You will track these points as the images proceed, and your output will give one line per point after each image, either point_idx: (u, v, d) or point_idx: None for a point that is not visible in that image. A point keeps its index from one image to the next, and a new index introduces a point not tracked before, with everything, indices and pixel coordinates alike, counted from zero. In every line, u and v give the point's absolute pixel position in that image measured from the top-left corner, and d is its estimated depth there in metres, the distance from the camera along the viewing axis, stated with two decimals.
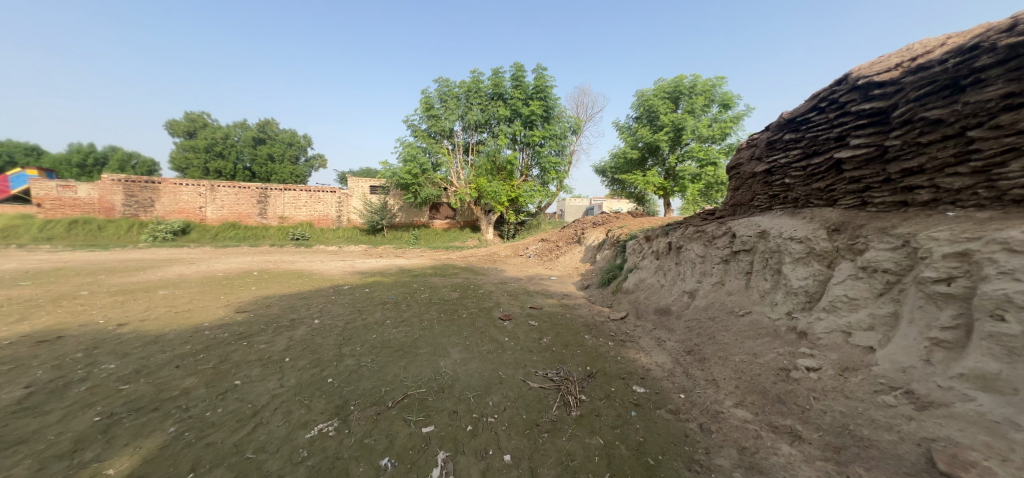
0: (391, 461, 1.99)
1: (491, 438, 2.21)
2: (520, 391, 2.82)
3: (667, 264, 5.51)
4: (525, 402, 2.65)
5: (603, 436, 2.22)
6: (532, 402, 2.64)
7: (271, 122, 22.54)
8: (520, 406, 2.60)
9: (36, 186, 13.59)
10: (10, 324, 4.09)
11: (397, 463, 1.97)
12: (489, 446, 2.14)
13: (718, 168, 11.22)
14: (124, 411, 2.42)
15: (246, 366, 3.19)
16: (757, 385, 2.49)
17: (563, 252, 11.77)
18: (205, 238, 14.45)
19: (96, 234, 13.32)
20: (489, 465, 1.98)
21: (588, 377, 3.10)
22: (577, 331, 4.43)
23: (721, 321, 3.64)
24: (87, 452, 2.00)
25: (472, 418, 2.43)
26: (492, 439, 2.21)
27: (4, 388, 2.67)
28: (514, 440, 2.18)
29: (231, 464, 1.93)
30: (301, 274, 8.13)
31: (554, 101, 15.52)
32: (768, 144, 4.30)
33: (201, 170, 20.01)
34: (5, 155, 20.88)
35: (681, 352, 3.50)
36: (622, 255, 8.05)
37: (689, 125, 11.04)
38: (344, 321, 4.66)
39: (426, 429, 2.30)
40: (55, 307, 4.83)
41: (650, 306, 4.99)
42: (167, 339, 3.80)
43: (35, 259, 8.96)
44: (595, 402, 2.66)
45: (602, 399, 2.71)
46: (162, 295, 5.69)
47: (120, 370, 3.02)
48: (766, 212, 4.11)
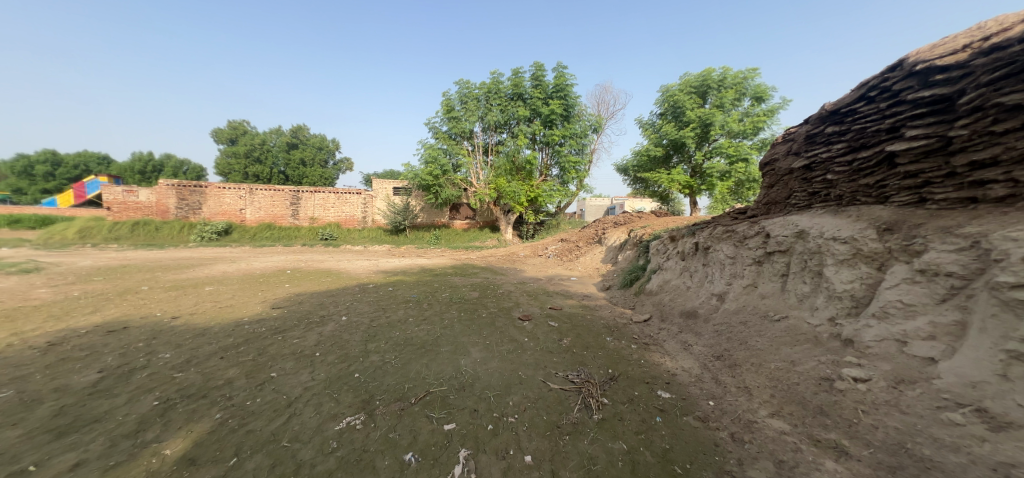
0: (415, 456, 2.04)
1: (512, 438, 2.21)
2: (541, 392, 2.81)
3: (693, 266, 5.32)
4: (545, 403, 2.63)
5: (626, 441, 2.17)
6: (553, 404, 2.62)
7: (303, 128, 23.73)
8: (541, 407, 2.58)
9: (107, 190, 14.89)
10: (85, 314, 4.55)
11: (420, 458, 2.02)
12: (510, 446, 2.14)
13: (750, 164, 10.64)
14: (177, 397, 2.62)
15: (281, 360, 3.36)
16: (796, 395, 2.35)
17: (583, 252, 11.65)
18: (245, 238, 15.41)
19: (154, 234, 14.57)
20: (510, 465, 1.98)
21: (611, 380, 3.04)
22: (598, 333, 4.35)
23: (753, 326, 3.48)
24: (147, 433, 2.18)
25: (493, 417, 2.45)
26: (514, 439, 2.21)
27: (81, 372, 2.98)
28: (535, 441, 2.18)
29: (269, 451, 2.05)
30: (331, 273, 8.48)
31: (574, 100, 15.36)
32: (807, 137, 4.04)
33: (241, 174, 21.40)
34: (82, 165, 23.37)
35: (710, 357, 3.36)
36: (645, 255, 7.85)
37: (718, 120, 10.55)
38: (369, 318, 4.82)
39: (447, 426, 2.34)
40: (121, 300, 5.33)
41: (675, 309, 4.83)
42: (211, 331, 4.07)
43: (104, 257, 9.94)
44: (618, 406, 2.61)
45: (625, 403, 2.65)
46: (209, 291, 6.12)
47: (174, 359, 3.28)
48: (805, 211, 3.87)
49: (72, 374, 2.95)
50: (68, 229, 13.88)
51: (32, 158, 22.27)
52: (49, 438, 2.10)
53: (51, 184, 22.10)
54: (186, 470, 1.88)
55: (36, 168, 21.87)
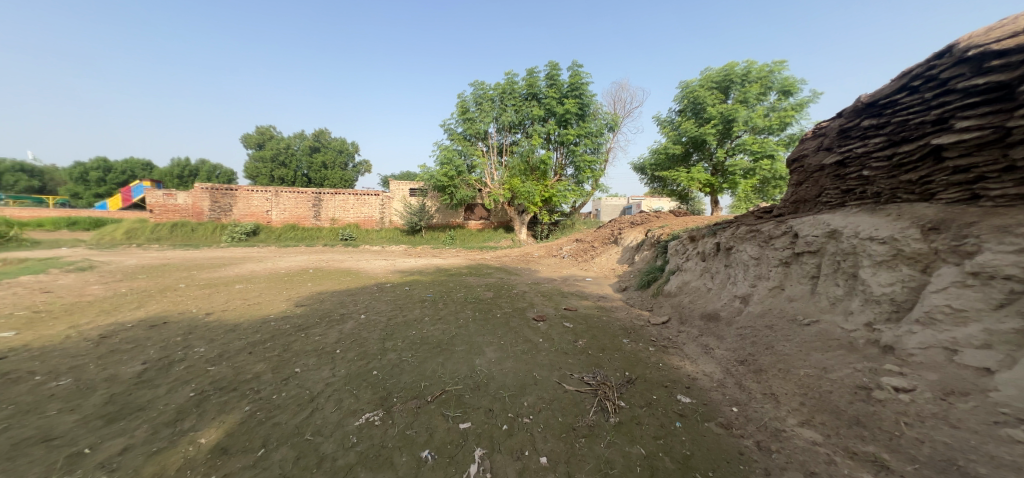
0: (431, 454, 2.05)
1: (528, 439, 2.20)
2: (556, 393, 2.78)
3: (715, 267, 5.15)
4: (560, 405, 2.61)
5: (644, 446, 2.12)
6: (568, 405, 2.59)
7: (324, 132, 24.52)
8: (556, 408, 2.56)
9: (148, 195, 15.79)
10: (131, 309, 4.88)
11: (436, 456, 2.04)
12: (525, 447, 2.13)
13: (776, 161, 10.19)
14: (211, 389, 2.76)
15: (304, 356, 3.47)
16: (828, 404, 2.23)
17: (598, 253, 11.50)
18: (271, 238, 16.08)
19: (190, 235, 15.45)
20: (526, 466, 1.97)
21: (627, 383, 2.98)
22: (614, 334, 4.28)
23: (781, 330, 3.32)
24: (184, 422, 2.30)
25: (508, 417, 2.44)
26: (529, 439, 2.20)
27: (128, 363, 3.18)
28: (551, 443, 2.16)
29: (293, 444, 2.12)
30: (350, 272, 8.72)
31: (590, 99, 15.19)
32: (841, 132, 3.84)
33: (268, 177, 22.34)
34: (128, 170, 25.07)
35: (733, 361, 3.24)
36: (662, 256, 7.66)
37: (742, 115, 10.16)
38: (386, 317, 4.91)
39: (463, 425, 2.35)
40: (161, 296, 5.68)
41: (695, 311, 4.68)
42: (241, 328, 4.26)
43: (147, 256, 10.63)
44: (636, 410, 2.55)
45: (643, 407, 2.59)
46: (238, 289, 6.43)
47: (208, 353, 3.45)
48: (837, 209, 3.68)
49: (120, 364, 3.15)
50: (116, 230, 14.96)
51: (86, 165, 24.09)
52: (101, 423, 2.25)
53: (102, 188, 23.85)
54: (220, 458, 1.97)
55: (90, 174, 23.64)
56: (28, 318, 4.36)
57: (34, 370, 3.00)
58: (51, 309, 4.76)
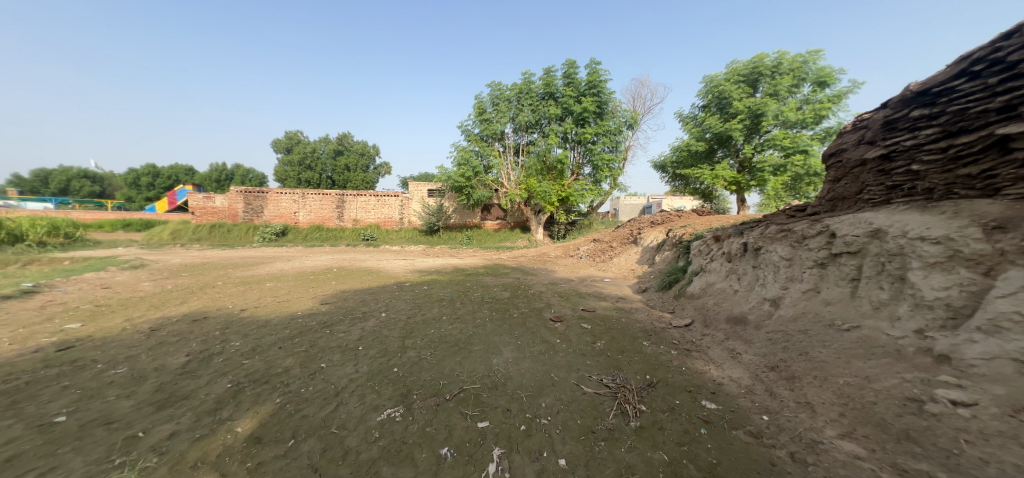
0: (451, 451, 2.07)
1: (546, 440, 2.17)
2: (575, 395, 2.74)
3: (742, 268, 4.93)
4: (579, 407, 2.56)
5: (667, 452, 2.05)
6: (587, 408, 2.54)
7: (347, 136, 25.34)
8: (574, 410, 2.52)
9: (191, 198, 16.87)
10: (176, 305, 5.22)
11: (455, 454, 2.05)
12: (544, 448, 2.11)
13: (811, 156, 9.61)
14: (246, 381, 2.90)
15: (329, 352, 3.59)
16: (872, 416, 2.08)
17: (617, 253, 11.27)
18: (298, 238, 16.80)
19: (227, 235, 16.39)
20: (544, 467, 1.94)
21: (649, 386, 2.89)
22: (634, 337, 4.17)
23: (817, 336, 3.13)
24: (222, 411, 2.43)
25: (526, 417, 2.42)
26: (547, 441, 2.17)
27: (173, 354, 3.40)
28: (570, 445, 2.13)
29: (320, 436, 2.19)
30: (371, 272, 8.96)
31: (608, 96, 14.93)
32: (886, 124, 3.58)
33: (295, 180, 23.35)
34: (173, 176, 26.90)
35: (762, 367, 3.09)
36: (684, 256, 7.41)
37: (772, 109, 9.67)
38: (406, 315, 5.00)
39: (481, 424, 2.35)
40: (202, 293, 6.05)
41: (720, 314, 4.50)
42: (271, 324, 4.46)
43: (190, 256, 11.16)
44: (657, 415, 2.46)
45: (666, 412, 2.50)
46: (269, 286, 6.75)
47: (242, 347, 3.64)
48: (882, 207, 3.42)
49: (168, 355, 3.37)
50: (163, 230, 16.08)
51: (138, 171, 26.03)
52: (152, 410, 2.43)
53: (152, 193, 25.70)
54: (254, 447, 2.07)
55: (142, 179, 25.55)
56: (90, 310, 4.77)
57: (96, 358, 3.27)
58: (108, 303, 5.17)
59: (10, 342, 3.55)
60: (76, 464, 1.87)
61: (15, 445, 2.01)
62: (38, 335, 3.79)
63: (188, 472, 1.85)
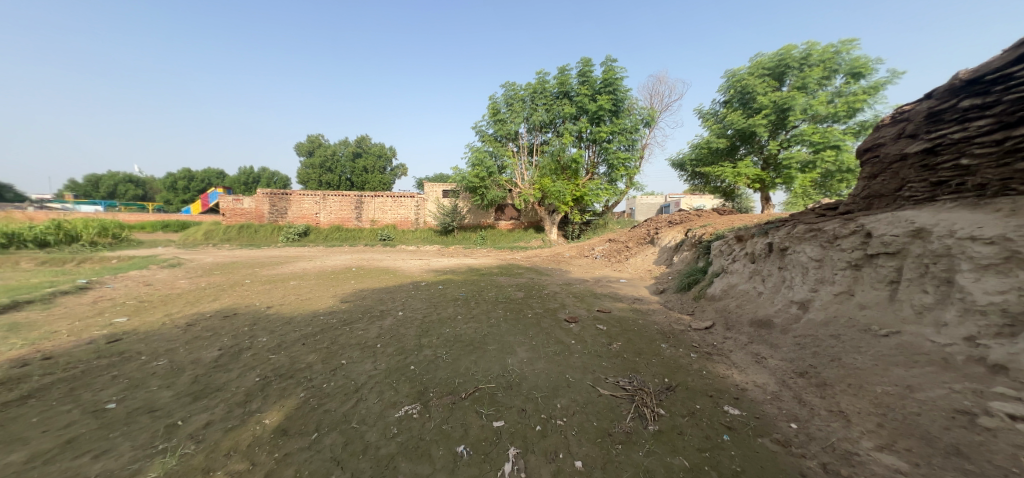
0: (467, 449, 2.08)
1: (562, 441, 2.15)
2: (591, 397, 2.70)
3: (767, 269, 4.74)
4: (595, 409, 2.52)
5: (687, 457, 1.99)
6: (603, 410, 2.50)
7: (366, 138, 26.01)
8: (590, 412, 2.48)
9: (222, 200, 17.73)
10: (209, 301, 5.50)
11: (471, 452, 2.06)
12: (559, 449, 2.09)
13: (843, 151, 9.08)
14: (272, 375, 3.01)
15: (349, 349, 3.69)
16: (915, 428, 1.94)
17: (633, 253, 11.06)
18: (319, 238, 17.36)
19: (254, 235, 17.13)
20: (560, 468, 1.93)
21: (667, 390, 2.82)
22: (652, 338, 4.08)
23: (851, 341, 2.96)
24: (251, 403, 2.53)
25: (541, 418, 2.41)
26: (563, 442, 2.15)
27: (207, 348, 3.58)
28: (586, 447, 2.10)
29: (342, 430, 2.25)
30: (388, 271, 9.15)
31: (624, 94, 14.69)
32: (930, 115, 3.36)
33: (316, 182, 24.15)
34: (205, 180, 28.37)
35: (790, 372, 2.96)
36: (704, 257, 7.19)
37: (800, 103, 9.22)
38: (421, 314, 5.07)
39: (496, 423, 2.35)
40: (232, 290, 6.35)
41: (743, 317, 4.34)
42: (295, 321, 4.63)
43: (221, 256, 11.30)
44: (677, 419, 2.40)
45: (685, 416, 2.43)
46: (292, 285, 7.01)
47: (269, 343, 3.78)
48: (925, 204, 3.21)
49: (202, 349, 3.56)
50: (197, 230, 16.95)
51: (176, 175, 27.63)
52: (189, 400, 2.56)
53: (188, 196, 27.24)
54: (281, 439, 2.14)
55: (179, 183, 27.12)
56: (134, 306, 5.09)
57: (140, 350, 3.48)
58: (149, 299, 5.51)
59: (67, 334, 3.84)
60: (124, 449, 2.00)
61: (71, 428, 2.17)
62: (90, 327, 4.09)
63: (220, 460, 1.94)
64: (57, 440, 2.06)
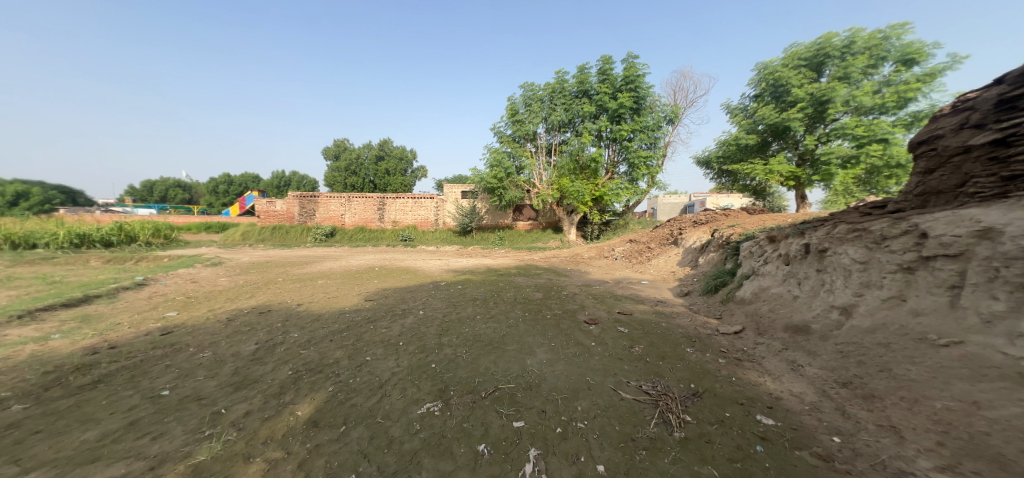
0: (488, 448, 2.09)
1: (583, 445, 2.11)
2: (613, 400, 2.63)
3: (803, 271, 4.47)
4: (617, 413, 2.46)
5: (717, 467, 1.90)
6: (626, 414, 2.43)
7: (388, 141, 26.78)
8: (612, 416, 2.42)
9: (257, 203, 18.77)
10: (245, 298, 5.83)
11: (492, 451, 2.06)
12: (581, 452, 2.05)
13: (891, 145, 8.35)
14: (303, 369, 3.14)
15: (374, 346, 3.80)
16: (984, 448, 1.76)
17: (656, 254, 10.75)
18: (345, 239, 18.01)
19: (285, 236, 17.98)
20: (582, 472, 1.89)
21: (694, 396, 2.71)
22: (676, 342, 3.94)
23: (904, 351, 2.73)
24: (285, 395, 2.66)
25: (562, 420, 2.37)
26: (584, 445, 2.11)
27: (245, 342, 3.79)
28: (608, 451, 2.05)
29: (367, 424, 2.31)
30: (409, 271, 9.36)
31: (646, 91, 14.32)
32: (1002, 102, 3.05)
33: (342, 185, 25.08)
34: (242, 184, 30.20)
35: (831, 382, 2.76)
36: (733, 258, 6.87)
37: (842, 95, 8.60)
38: (441, 313, 5.14)
39: (517, 423, 2.34)
40: (265, 288, 6.71)
41: (776, 322, 4.11)
42: (323, 318, 4.81)
43: (252, 256, 12.00)
44: (705, 427, 2.29)
45: (714, 424, 2.32)
46: (319, 283, 7.30)
47: (299, 339, 3.95)
48: (994, 201, 2.90)
49: (241, 343, 3.77)
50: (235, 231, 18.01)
51: (217, 180, 29.57)
52: (231, 390, 2.72)
53: (228, 199, 29.13)
54: (312, 430, 2.23)
55: (219, 187, 29.01)
56: (182, 301, 5.48)
57: (188, 342, 3.74)
58: (194, 295, 5.91)
59: (127, 326, 4.19)
60: (176, 433, 2.15)
61: (133, 412, 2.36)
62: (146, 320, 4.44)
63: (259, 448, 2.04)
64: (122, 421, 2.25)
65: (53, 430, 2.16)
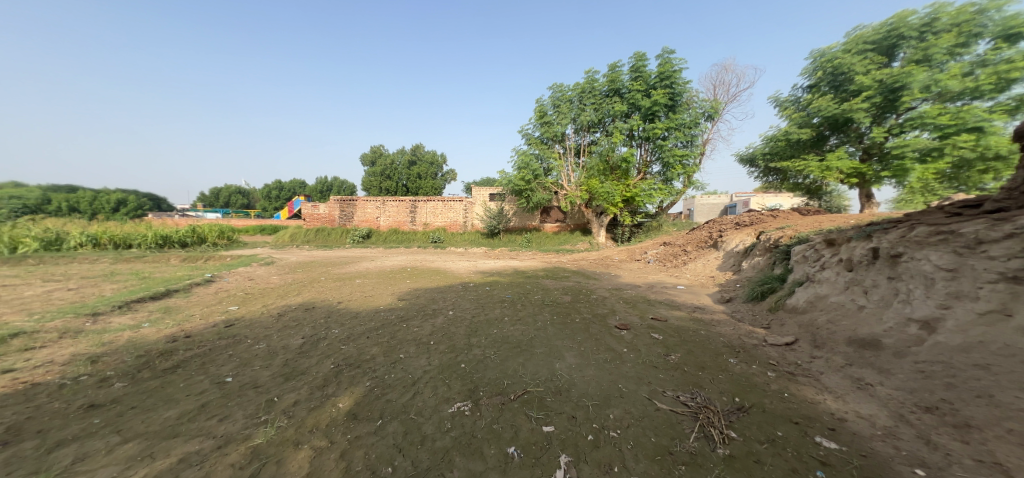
0: (518, 451, 2.03)
1: (616, 454, 2.00)
2: (647, 410, 2.47)
3: (871, 279, 3.97)
4: (652, 423, 2.30)
5: None
6: (662, 426, 2.27)
7: (419, 146, 27.78)
8: (647, 427, 2.27)
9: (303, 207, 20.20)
10: (292, 295, 6.26)
11: (522, 454, 2.00)
12: (614, 462, 1.94)
13: (986, 135, 7.15)
14: (343, 364, 3.28)
15: (407, 344, 3.89)
16: None
17: (693, 257, 10.15)
18: (379, 241, 18.84)
19: (327, 237, 19.13)
20: None
21: (739, 411, 2.47)
22: (718, 352, 3.65)
23: (1010, 374, 2.31)
24: (328, 387, 2.78)
25: (593, 427, 2.26)
26: (618, 456, 1.99)
27: (292, 336, 4.04)
28: (644, 463, 1.92)
29: (402, 420, 2.34)
30: (438, 272, 9.58)
31: (683, 86, 13.65)
32: None
33: (377, 189, 26.35)
34: (291, 190, 32.76)
35: (910, 406, 2.41)
36: (782, 263, 6.30)
37: (920, 80, 7.56)
38: (470, 314, 5.17)
39: (547, 428, 2.26)
40: (309, 286, 7.17)
41: (838, 334, 3.67)
42: (360, 315, 5.03)
43: (298, 256, 12.90)
44: (754, 445, 2.08)
45: (764, 443, 2.09)
46: (357, 282, 7.68)
47: (339, 335, 4.14)
48: None
49: (290, 337, 4.03)
50: (284, 233, 19.44)
51: (270, 186, 32.35)
52: (281, 380, 2.90)
53: (279, 204, 31.74)
54: (352, 422, 2.30)
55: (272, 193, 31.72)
56: (240, 297, 6.00)
57: (245, 334, 4.06)
58: (249, 291, 6.44)
59: (198, 317, 4.65)
60: (238, 416, 2.31)
61: (204, 394, 2.58)
62: (212, 313, 4.90)
63: (306, 436, 2.14)
64: (194, 403, 2.46)
65: (144, 406, 2.41)
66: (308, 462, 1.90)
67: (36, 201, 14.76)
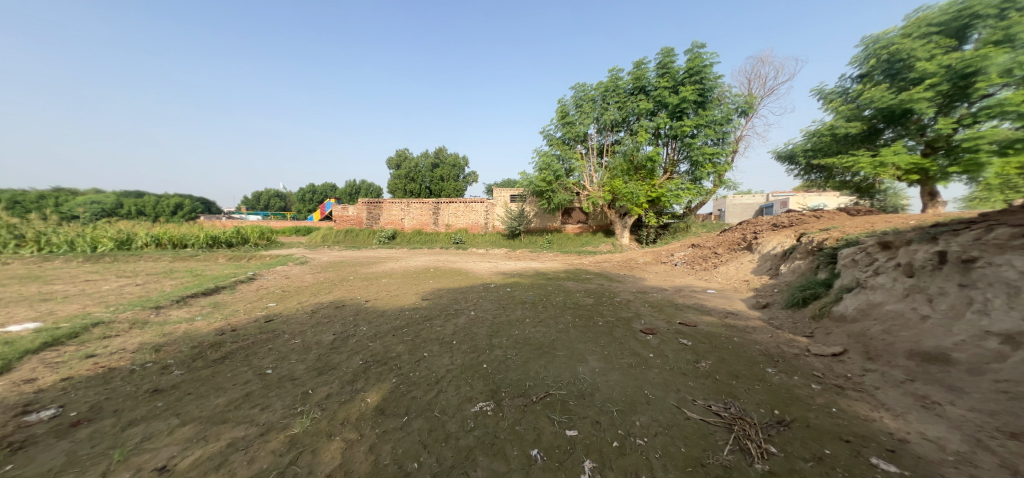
0: (541, 454, 1.97)
1: (644, 463, 1.89)
2: (676, 418, 2.33)
3: (938, 287, 3.55)
4: (682, 433, 2.16)
5: None
6: (693, 436, 2.13)
7: (442, 149, 28.35)
8: (676, 436, 2.14)
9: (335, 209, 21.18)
10: (323, 293, 6.55)
11: (545, 458, 1.94)
12: (641, 471, 1.84)
13: None
14: (371, 360, 3.36)
15: (431, 343, 3.92)
16: None
17: (724, 260, 9.62)
18: (404, 241, 19.38)
19: (356, 238, 19.92)
20: None
21: (780, 425, 2.27)
22: (753, 360, 3.39)
23: None
24: (357, 382, 2.85)
25: (618, 433, 2.16)
26: (645, 465, 1.88)
27: (324, 332, 4.20)
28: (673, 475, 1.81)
29: (426, 418, 2.34)
30: (460, 272, 9.70)
31: (714, 81, 13.01)
32: None
33: (402, 191, 27.15)
34: (323, 193, 34.49)
35: (991, 429, 2.11)
36: (827, 267, 5.82)
37: (998, 62, 6.54)
38: (492, 315, 5.16)
39: (570, 432, 2.18)
40: (338, 284, 7.46)
41: (897, 345, 3.31)
42: (386, 314, 5.15)
43: (329, 256, 13.51)
44: (800, 462, 1.89)
45: (811, 461, 1.90)
46: (383, 282, 7.91)
47: (367, 332, 4.26)
48: None
49: (322, 333, 4.18)
50: (316, 234, 20.45)
51: (304, 190, 34.27)
52: (315, 373, 3.00)
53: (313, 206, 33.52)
54: (379, 417, 2.33)
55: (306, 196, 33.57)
56: (279, 294, 6.35)
57: (282, 329, 4.26)
58: (285, 289, 6.80)
59: (242, 312, 4.95)
60: (277, 406, 2.41)
61: (247, 384, 2.73)
62: (254, 309, 5.20)
63: (338, 428, 2.18)
64: (240, 392, 2.60)
65: (198, 392, 2.58)
66: (340, 454, 1.94)
67: (111, 205, 16.52)
